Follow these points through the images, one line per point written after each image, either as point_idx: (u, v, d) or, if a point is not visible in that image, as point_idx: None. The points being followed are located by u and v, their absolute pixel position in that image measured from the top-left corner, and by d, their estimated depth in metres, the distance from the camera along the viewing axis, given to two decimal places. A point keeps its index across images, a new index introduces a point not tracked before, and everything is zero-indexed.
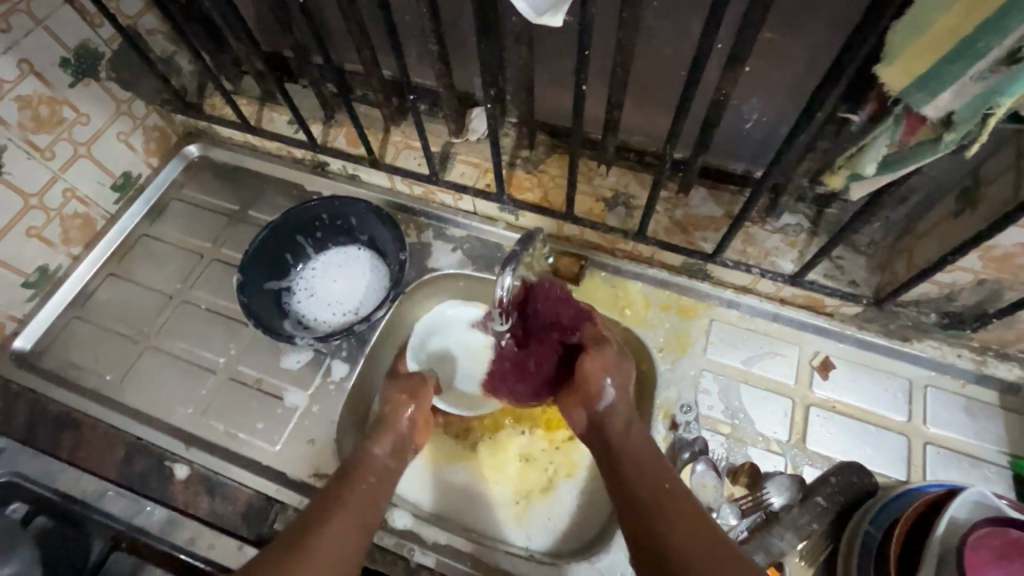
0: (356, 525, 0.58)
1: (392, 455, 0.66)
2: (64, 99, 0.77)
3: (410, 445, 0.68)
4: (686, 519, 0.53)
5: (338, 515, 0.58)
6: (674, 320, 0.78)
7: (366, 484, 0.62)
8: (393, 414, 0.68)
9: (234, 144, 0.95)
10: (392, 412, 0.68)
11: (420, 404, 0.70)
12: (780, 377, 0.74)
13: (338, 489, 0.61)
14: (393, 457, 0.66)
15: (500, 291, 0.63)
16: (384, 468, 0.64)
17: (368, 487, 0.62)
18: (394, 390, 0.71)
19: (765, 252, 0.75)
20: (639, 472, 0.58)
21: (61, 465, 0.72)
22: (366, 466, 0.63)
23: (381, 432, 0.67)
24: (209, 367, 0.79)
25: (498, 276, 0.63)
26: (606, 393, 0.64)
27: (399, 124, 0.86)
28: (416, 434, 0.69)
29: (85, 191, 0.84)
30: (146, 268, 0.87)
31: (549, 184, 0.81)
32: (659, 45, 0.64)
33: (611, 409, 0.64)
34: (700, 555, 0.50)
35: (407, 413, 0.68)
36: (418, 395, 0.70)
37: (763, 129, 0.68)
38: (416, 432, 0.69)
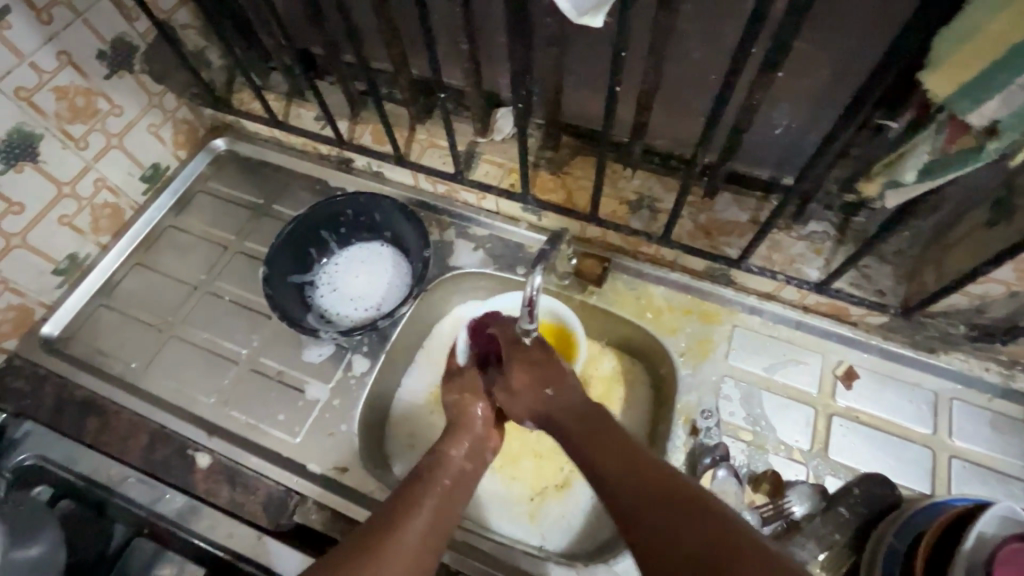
0: (429, 529, 0.56)
1: (469, 456, 0.65)
2: (99, 90, 0.78)
3: (485, 446, 0.68)
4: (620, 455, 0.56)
5: (410, 515, 0.57)
6: (696, 325, 0.78)
7: (442, 486, 0.60)
8: (463, 415, 0.68)
9: (261, 138, 0.96)
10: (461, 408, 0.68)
11: (486, 402, 0.70)
12: (803, 386, 0.73)
13: (408, 492, 0.60)
14: (470, 459, 0.65)
15: (529, 290, 0.63)
16: (462, 469, 0.63)
17: (441, 489, 0.61)
18: (455, 391, 0.71)
19: (790, 259, 0.74)
20: (579, 425, 0.61)
21: (86, 450, 0.73)
22: (441, 467, 0.63)
23: (457, 432, 0.67)
24: (231, 358, 0.79)
25: (527, 277, 0.62)
26: (537, 366, 0.67)
27: (424, 122, 0.87)
28: (490, 432, 0.69)
29: (116, 181, 0.85)
30: (172, 259, 0.89)
31: (573, 185, 0.81)
32: (691, 49, 0.63)
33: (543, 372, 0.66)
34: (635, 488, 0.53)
35: (479, 410, 0.69)
36: (487, 390, 0.70)
37: (793, 135, 0.68)
38: (490, 431, 0.69)
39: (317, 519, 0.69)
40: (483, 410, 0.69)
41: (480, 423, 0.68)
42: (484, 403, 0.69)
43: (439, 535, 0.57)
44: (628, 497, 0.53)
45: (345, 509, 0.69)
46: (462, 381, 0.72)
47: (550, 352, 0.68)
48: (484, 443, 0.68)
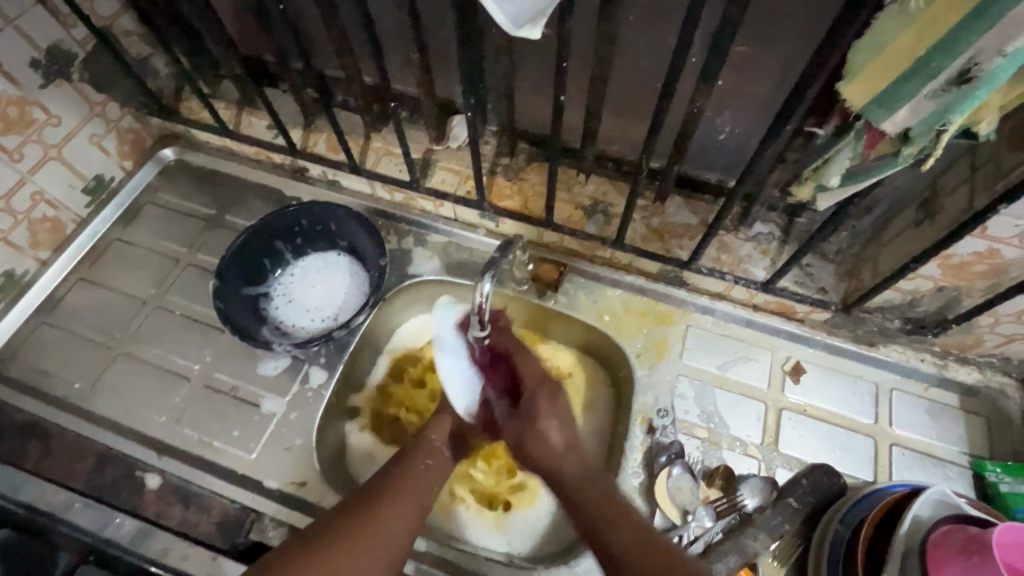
0: (406, 512, 0.60)
1: (442, 443, 0.67)
2: (34, 100, 0.75)
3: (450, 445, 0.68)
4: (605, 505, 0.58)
5: (402, 490, 0.61)
6: (652, 327, 0.80)
7: (414, 473, 0.64)
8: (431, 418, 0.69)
9: (212, 148, 0.95)
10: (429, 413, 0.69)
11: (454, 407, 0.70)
12: (754, 382, 0.76)
13: (387, 478, 0.63)
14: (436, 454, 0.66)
15: (479, 299, 0.60)
16: (435, 452, 0.66)
17: (427, 466, 0.65)
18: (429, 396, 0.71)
19: (738, 260, 0.77)
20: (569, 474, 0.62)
21: (26, 477, 0.69)
22: (420, 449, 0.66)
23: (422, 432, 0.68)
24: (183, 374, 0.77)
25: (477, 282, 0.60)
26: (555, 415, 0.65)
27: (380, 130, 0.87)
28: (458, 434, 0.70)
29: (55, 194, 0.82)
30: (119, 273, 0.86)
31: (530, 192, 0.82)
32: (636, 58, 0.65)
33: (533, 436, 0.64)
34: (614, 542, 0.55)
35: (444, 415, 0.69)
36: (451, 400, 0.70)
37: (736, 140, 0.70)
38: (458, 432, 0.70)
39: (274, 535, 0.67)
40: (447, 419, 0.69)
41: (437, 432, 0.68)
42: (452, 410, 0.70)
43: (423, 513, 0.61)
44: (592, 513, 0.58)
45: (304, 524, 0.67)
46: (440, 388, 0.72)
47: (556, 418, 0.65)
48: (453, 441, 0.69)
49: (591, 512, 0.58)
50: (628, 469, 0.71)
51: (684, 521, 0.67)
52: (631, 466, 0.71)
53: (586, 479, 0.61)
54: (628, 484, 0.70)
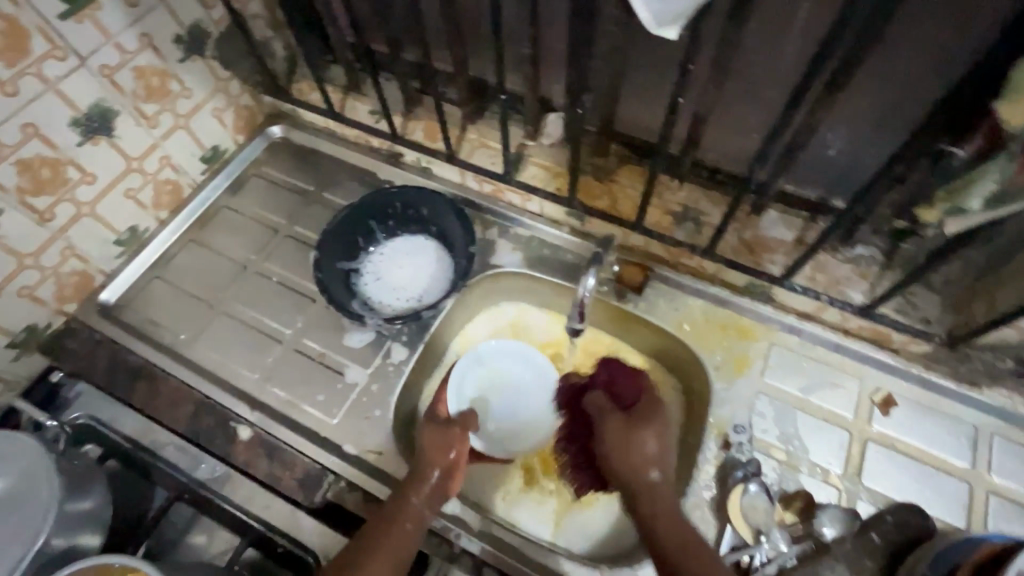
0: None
1: (428, 502, 0.63)
2: (174, 73, 0.82)
3: (442, 496, 0.64)
4: None
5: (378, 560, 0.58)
6: (733, 341, 0.78)
7: (402, 532, 0.60)
8: (424, 463, 0.65)
9: (315, 128, 1.00)
10: (427, 458, 0.65)
11: (454, 455, 0.66)
12: (838, 409, 0.73)
13: (375, 536, 0.60)
14: (427, 504, 0.63)
15: (581, 291, 0.67)
16: (421, 515, 0.62)
17: (405, 532, 0.61)
18: (428, 441, 0.67)
19: (834, 281, 0.74)
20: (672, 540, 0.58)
21: (132, 413, 0.77)
22: (404, 510, 0.62)
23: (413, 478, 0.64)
24: (275, 337, 0.82)
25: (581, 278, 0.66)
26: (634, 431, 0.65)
27: (475, 122, 0.89)
28: (452, 481, 0.66)
29: (179, 160, 0.89)
30: (224, 237, 0.92)
31: (620, 194, 0.82)
32: (750, 68, 0.62)
33: (617, 458, 0.64)
34: None
35: (435, 470, 0.65)
36: (454, 447, 0.67)
37: (846, 158, 0.67)
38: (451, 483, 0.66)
39: (350, 499, 0.69)
40: (440, 469, 0.65)
41: (435, 479, 0.64)
42: (449, 461, 0.66)
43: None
44: None
45: (379, 492, 0.70)
46: (442, 433, 0.68)
47: (640, 460, 0.63)
48: (446, 486, 0.65)
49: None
50: (699, 482, 0.70)
51: (757, 542, 0.65)
52: (703, 479, 0.70)
53: (683, 540, 0.58)
54: (699, 496, 0.69)
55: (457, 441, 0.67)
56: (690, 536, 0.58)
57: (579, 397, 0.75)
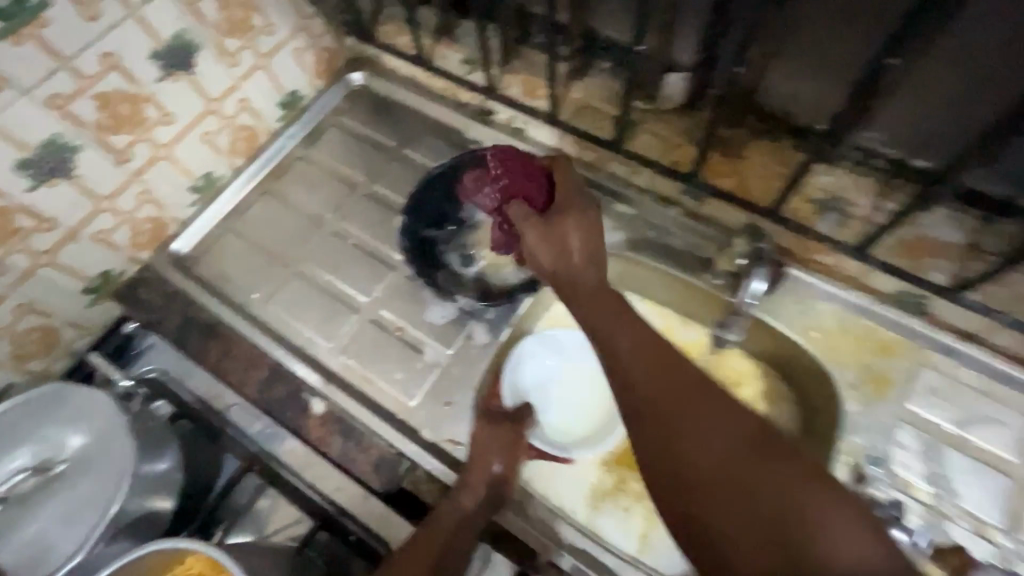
0: None
1: (477, 512, 0.60)
2: (258, 5, 0.74)
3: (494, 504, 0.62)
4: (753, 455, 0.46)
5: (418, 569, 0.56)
6: (873, 357, 0.67)
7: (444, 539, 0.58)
8: (473, 473, 0.61)
9: (399, 78, 0.92)
10: (478, 462, 0.61)
11: (502, 465, 0.62)
12: (1000, 450, 0.62)
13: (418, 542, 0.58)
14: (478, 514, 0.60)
15: (747, 298, 0.65)
16: (461, 526, 0.59)
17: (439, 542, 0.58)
18: (478, 442, 0.63)
19: (1014, 297, 0.62)
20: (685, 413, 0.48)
21: (201, 372, 0.72)
22: (442, 516, 0.59)
23: (466, 488, 0.60)
24: (352, 305, 0.76)
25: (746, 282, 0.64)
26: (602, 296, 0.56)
27: (583, 79, 0.79)
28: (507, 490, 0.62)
29: (257, 103, 0.82)
30: (299, 191, 0.86)
31: (751, 172, 0.71)
32: (965, 27, 0.48)
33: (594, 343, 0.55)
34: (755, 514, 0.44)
35: (496, 467, 0.61)
36: (503, 458, 0.62)
37: None
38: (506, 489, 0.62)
39: (427, 490, 0.64)
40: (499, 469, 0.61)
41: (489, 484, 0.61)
42: (500, 467, 0.62)
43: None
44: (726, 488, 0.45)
45: None
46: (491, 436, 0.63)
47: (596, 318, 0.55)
48: (501, 493, 0.62)
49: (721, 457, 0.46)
50: None
51: None
52: None
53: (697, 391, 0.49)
54: None
55: (508, 446, 0.63)
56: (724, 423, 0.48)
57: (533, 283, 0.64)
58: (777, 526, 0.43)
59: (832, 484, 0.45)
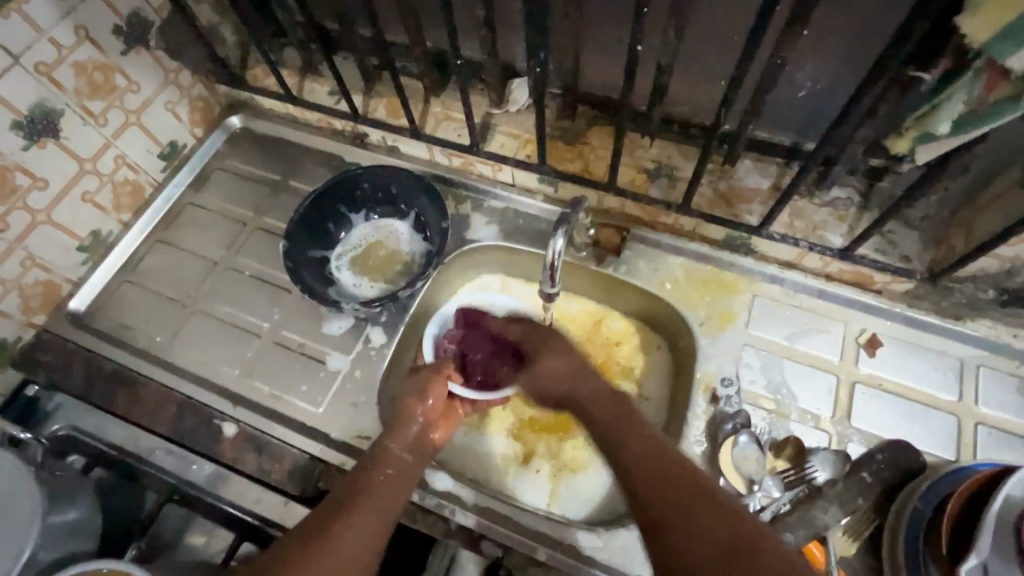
0: (374, 524, 0.55)
1: (409, 449, 0.63)
2: (117, 67, 0.79)
3: (426, 442, 0.65)
4: (677, 489, 0.52)
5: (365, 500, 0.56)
6: (717, 296, 0.77)
7: (384, 474, 0.59)
8: (404, 416, 0.65)
9: (276, 116, 0.97)
10: (406, 407, 0.66)
11: (432, 401, 0.67)
12: (824, 354, 0.73)
13: (359, 479, 0.58)
14: (411, 452, 0.63)
15: (552, 255, 0.65)
16: (402, 461, 0.61)
17: (386, 480, 0.59)
18: (405, 393, 0.68)
19: (813, 226, 0.73)
20: (639, 451, 0.56)
21: (114, 421, 0.75)
22: (383, 458, 0.61)
23: (397, 428, 0.64)
24: (253, 331, 0.80)
25: (548, 243, 0.64)
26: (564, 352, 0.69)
27: (438, 95, 0.86)
28: (433, 430, 0.66)
29: (135, 157, 0.86)
30: (191, 235, 0.90)
31: (591, 155, 0.80)
32: (714, 16, 0.62)
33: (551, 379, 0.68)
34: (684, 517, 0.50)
35: (419, 411, 0.66)
36: (432, 394, 0.67)
37: (817, 98, 0.66)
38: (433, 427, 0.67)
39: (342, 486, 0.69)
40: (423, 413, 0.66)
41: (417, 425, 0.65)
42: (428, 405, 0.66)
43: (395, 516, 0.57)
44: (672, 503, 0.51)
45: None
46: (414, 382, 0.69)
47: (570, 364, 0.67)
48: (426, 441, 0.65)
49: (652, 484, 0.53)
50: (691, 437, 0.70)
51: (750, 491, 0.65)
52: (694, 434, 0.70)
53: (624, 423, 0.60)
54: (690, 452, 0.69)
55: (431, 381, 0.68)
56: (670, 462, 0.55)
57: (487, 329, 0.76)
58: (707, 539, 0.48)
59: (750, 531, 0.47)
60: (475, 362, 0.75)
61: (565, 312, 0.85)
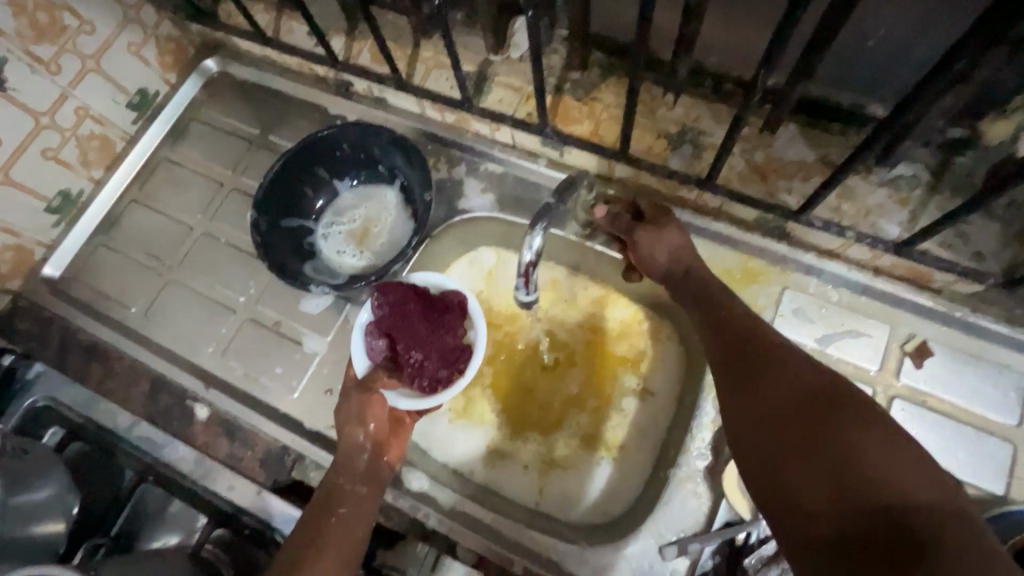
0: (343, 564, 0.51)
1: (363, 479, 0.59)
2: (63, 4, 0.69)
3: (379, 466, 0.61)
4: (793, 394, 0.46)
5: (329, 544, 0.52)
6: (739, 287, 0.67)
7: (339, 514, 0.55)
8: (347, 444, 0.60)
9: (255, 58, 0.86)
10: (347, 435, 0.60)
11: (373, 425, 0.61)
12: (861, 362, 0.63)
13: (315, 522, 0.54)
14: (364, 482, 0.59)
15: (525, 253, 0.57)
16: (357, 495, 0.57)
17: (339, 521, 0.54)
18: (337, 421, 0.61)
19: (865, 211, 0.60)
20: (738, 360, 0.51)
21: (93, 396, 0.72)
22: (336, 495, 0.56)
23: (343, 461, 0.60)
24: (228, 306, 0.75)
25: (524, 239, 0.57)
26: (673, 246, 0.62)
27: (430, 37, 0.74)
28: (383, 453, 0.62)
29: (99, 109, 0.78)
30: (167, 195, 0.83)
31: (603, 116, 0.68)
32: None
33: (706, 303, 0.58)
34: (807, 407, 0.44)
35: (362, 436, 0.60)
36: (371, 416, 0.61)
37: (890, 50, 0.52)
38: (386, 448, 0.62)
39: (315, 477, 0.66)
40: (367, 436, 0.60)
41: (363, 449, 0.60)
42: (369, 430, 0.61)
43: (354, 557, 0.53)
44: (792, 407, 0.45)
45: None
46: (345, 405, 0.61)
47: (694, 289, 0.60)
48: (379, 464, 0.61)
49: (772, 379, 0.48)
50: (692, 449, 0.63)
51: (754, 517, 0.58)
52: (697, 446, 0.63)
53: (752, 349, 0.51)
54: (691, 467, 0.62)
55: (368, 409, 0.61)
56: (792, 376, 0.47)
57: (403, 317, 0.61)
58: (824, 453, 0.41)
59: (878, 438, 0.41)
60: (410, 359, 0.61)
61: (564, 293, 0.76)
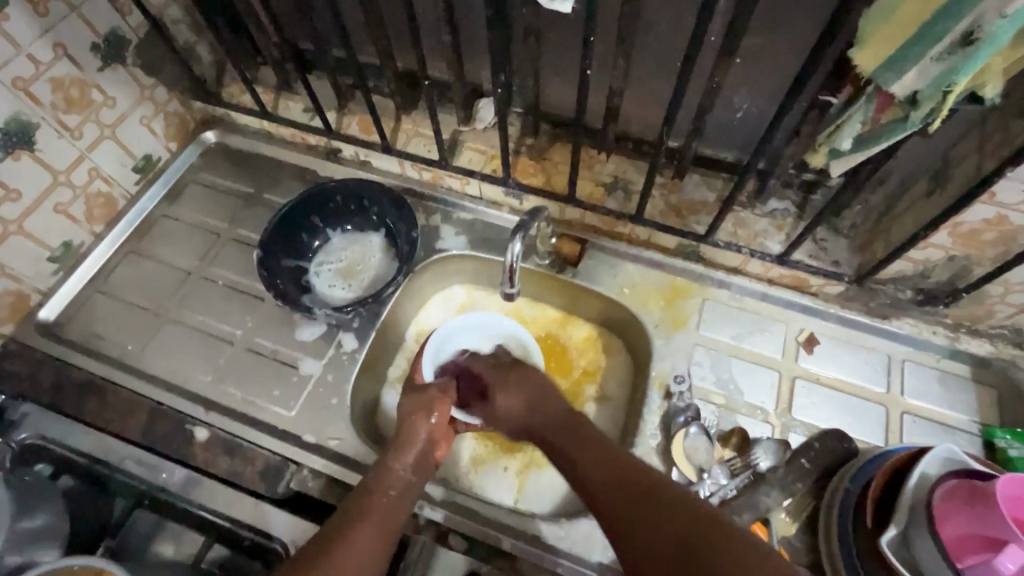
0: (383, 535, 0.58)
1: (415, 470, 0.66)
2: (94, 82, 0.81)
3: (431, 457, 0.68)
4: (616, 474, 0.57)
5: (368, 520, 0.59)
6: (671, 300, 0.83)
7: (384, 498, 0.62)
8: (408, 432, 0.68)
9: (251, 131, 1.00)
10: (409, 425, 0.69)
11: (436, 418, 0.70)
12: (768, 352, 0.79)
13: (357, 505, 0.61)
14: (416, 471, 0.66)
15: (509, 257, 0.71)
16: (406, 479, 0.64)
17: (389, 500, 0.62)
18: (410, 409, 0.71)
19: (754, 235, 0.80)
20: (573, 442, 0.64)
21: (84, 429, 0.74)
22: (387, 478, 0.64)
23: (401, 448, 0.67)
24: (225, 338, 0.82)
25: (507, 246, 0.71)
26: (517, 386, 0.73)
27: (410, 113, 0.92)
28: (437, 447, 0.70)
29: (109, 170, 0.88)
30: (164, 247, 0.91)
31: (553, 170, 0.86)
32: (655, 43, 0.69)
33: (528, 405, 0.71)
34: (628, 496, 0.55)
35: (425, 427, 0.69)
36: (436, 409, 0.71)
37: (753, 118, 0.73)
38: (438, 443, 0.70)
39: (314, 485, 0.71)
40: (429, 429, 0.69)
41: (421, 441, 0.68)
42: (433, 422, 0.70)
43: (391, 536, 0.59)
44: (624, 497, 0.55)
45: (340, 475, 0.71)
46: (423, 397, 0.72)
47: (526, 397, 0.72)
48: (431, 454, 0.69)
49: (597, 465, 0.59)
50: (646, 431, 0.74)
51: (700, 479, 0.70)
52: (648, 429, 0.74)
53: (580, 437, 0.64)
54: (645, 446, 0.73)
55: (437, 403, 0.72)
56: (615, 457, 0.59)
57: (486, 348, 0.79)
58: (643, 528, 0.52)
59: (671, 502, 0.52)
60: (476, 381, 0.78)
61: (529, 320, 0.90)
